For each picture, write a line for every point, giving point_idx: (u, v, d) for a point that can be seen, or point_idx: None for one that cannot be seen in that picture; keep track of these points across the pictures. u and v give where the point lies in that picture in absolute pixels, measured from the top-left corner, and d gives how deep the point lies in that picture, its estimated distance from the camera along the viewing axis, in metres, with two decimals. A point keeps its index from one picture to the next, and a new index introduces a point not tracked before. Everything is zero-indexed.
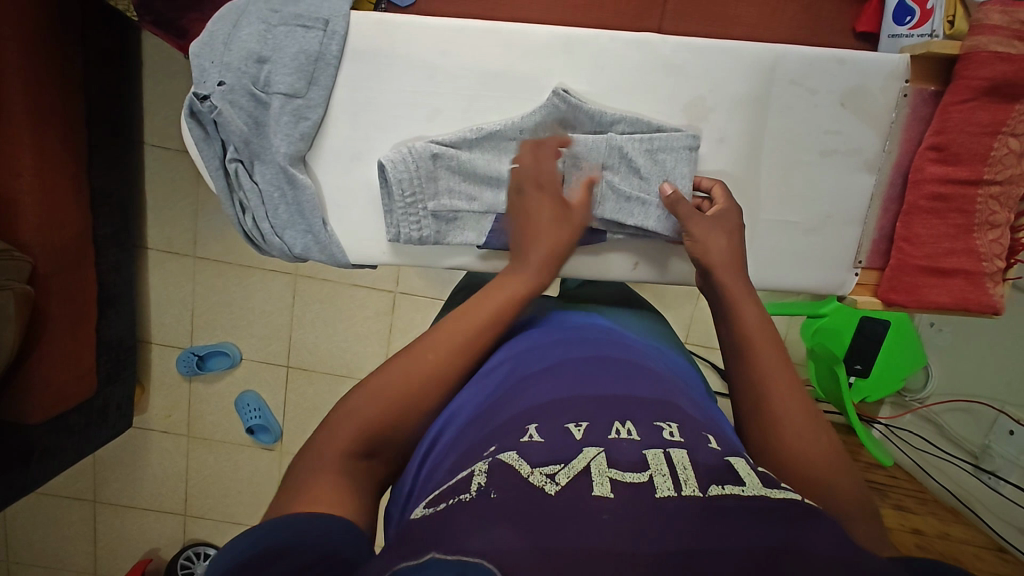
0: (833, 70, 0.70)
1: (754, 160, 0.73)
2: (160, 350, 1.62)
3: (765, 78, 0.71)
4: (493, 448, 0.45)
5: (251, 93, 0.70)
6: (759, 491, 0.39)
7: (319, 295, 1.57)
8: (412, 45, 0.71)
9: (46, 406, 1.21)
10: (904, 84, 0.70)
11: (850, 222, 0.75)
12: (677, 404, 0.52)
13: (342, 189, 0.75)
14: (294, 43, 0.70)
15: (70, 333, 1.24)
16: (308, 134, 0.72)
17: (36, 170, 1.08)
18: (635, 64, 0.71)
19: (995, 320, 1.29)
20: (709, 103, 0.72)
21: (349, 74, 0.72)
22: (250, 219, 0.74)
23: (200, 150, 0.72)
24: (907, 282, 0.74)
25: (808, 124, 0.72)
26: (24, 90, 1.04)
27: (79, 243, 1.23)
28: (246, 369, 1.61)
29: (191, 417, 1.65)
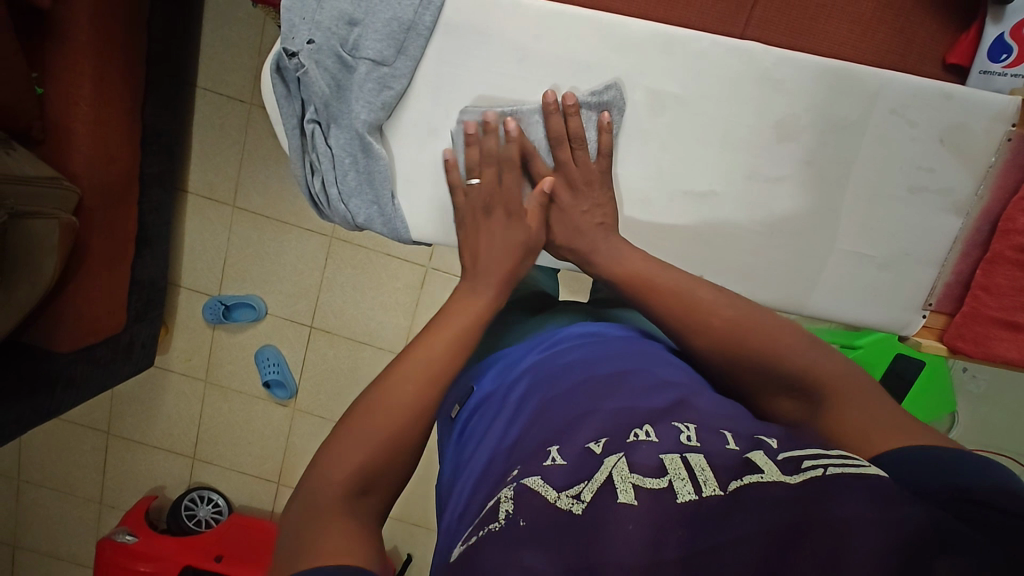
0: (938, 104, 0.67)
1: (839, 187, 0.71)
2: (188, 294, 1.63)
3: (865, 104, 0.68)
4: (519, 473, 0.47)
5: (339, 56, 0.68)
6: (777, 477, 0.42)
7: (352, 261, 1.56)
8: (504, 23, 0.69)
9: (76, 337, 1.23)
10: (1010, 127, 0.67)
11: (928, 263, 0.73)
12: (692, 403, 0.54)
13: (413, 163, 0.74)
14: (388, 8, 0.68)
15: (107, 267, 1.24)
16: (390, 104, 0.70)
17: (93, 101, 1.09)
18: (732, 71, 0.69)
19: None
20: (803, 122, 0.69)
21: (438, 46, 0.70)
22: (319, 181, 0.73)
23: (279, 106, 0.71)
24: (978, 332, 0.71)
25: (901, 158, 0.69)
26: (93, 21, 1.04)
27: (127, 179, 1.23)
28: (270, 324, 1.62)
29: (211, 363, 1.67)
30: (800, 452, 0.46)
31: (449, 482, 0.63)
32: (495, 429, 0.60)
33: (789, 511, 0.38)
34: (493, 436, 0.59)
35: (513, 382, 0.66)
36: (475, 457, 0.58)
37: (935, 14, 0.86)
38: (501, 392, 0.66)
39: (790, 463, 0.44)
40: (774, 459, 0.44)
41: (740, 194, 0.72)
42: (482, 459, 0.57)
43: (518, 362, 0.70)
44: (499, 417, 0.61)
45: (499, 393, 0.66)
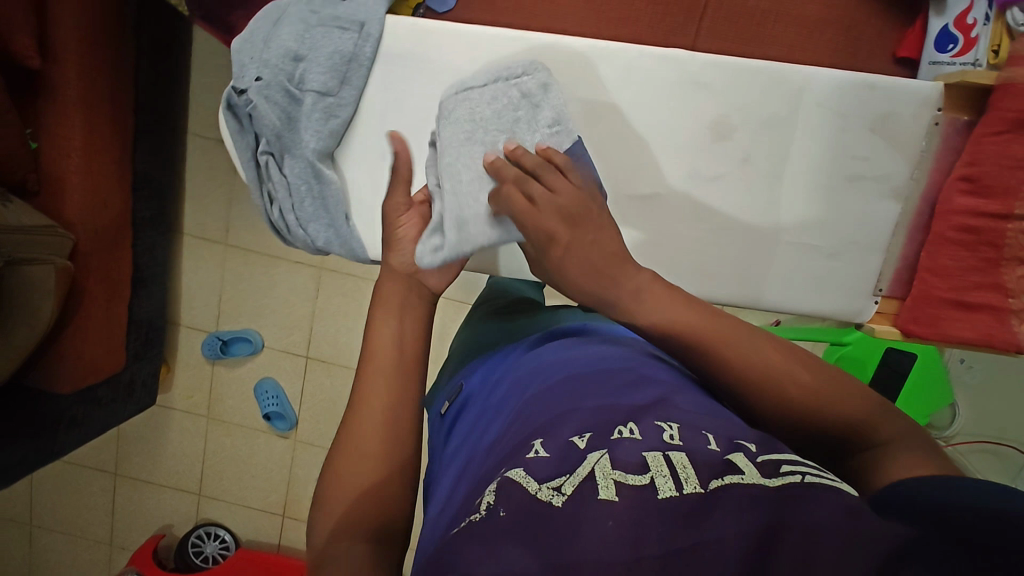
0: (863, 94, 0.69)
1: (778, 180, 0.72)
2: (187, 332, 1.68)
3: (793, 99, 0.70)
4: (503, 469, 0.48)
5: (286, 89, 0.72)
6: (756, 479, 0.43)
7: (342, 289, 1.61)
8: (440, 52, 0.73)
9: (76, 378, 1.26)
10: (937, 112, 0.69)
11: (874, 249, 0.74)
12: (673, 401, 0.54)
13: (366, 187, 0.77)
14: (330, 43, 0.72)
15: (104, 309, 1.29)
16: (338, 131, 0.74)
17: (84, 152, 1.15)
18: (660, 79, 0.72)
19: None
20: (733, 121, 0.71)
21: (381, 75, 0.74)
22: (277, 209, 0.76)
23: (234, 141, 0.75)
24: (928, 313, 0.72)
25: (836, 148, 0.71)
26: (80, 78, 1.11)
27: (119, 223, 1.28)
28: (267, 356, 1.66)
29: (212, 399, 1.70)
30: (780, 455, 0.48)
31: (434, 476, 0.66)
32: (480, 425, 0.62)
33: (774, 512, 0.39)
34: (480, 431, 0.61)
35: (501, 381, 0.69)
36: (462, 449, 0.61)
37: (879, 11, 0.89)
38: (489, 390, 0.69)
39: (768, 466, 0.46)
40: (753, 460, 0.45)
41: (682, 196, 0.74)
42: (467, 455, 0.58)
43: (505, 364, 0.73)
44: (487, 415, 0.63)
45: (486, 392, 0.69)
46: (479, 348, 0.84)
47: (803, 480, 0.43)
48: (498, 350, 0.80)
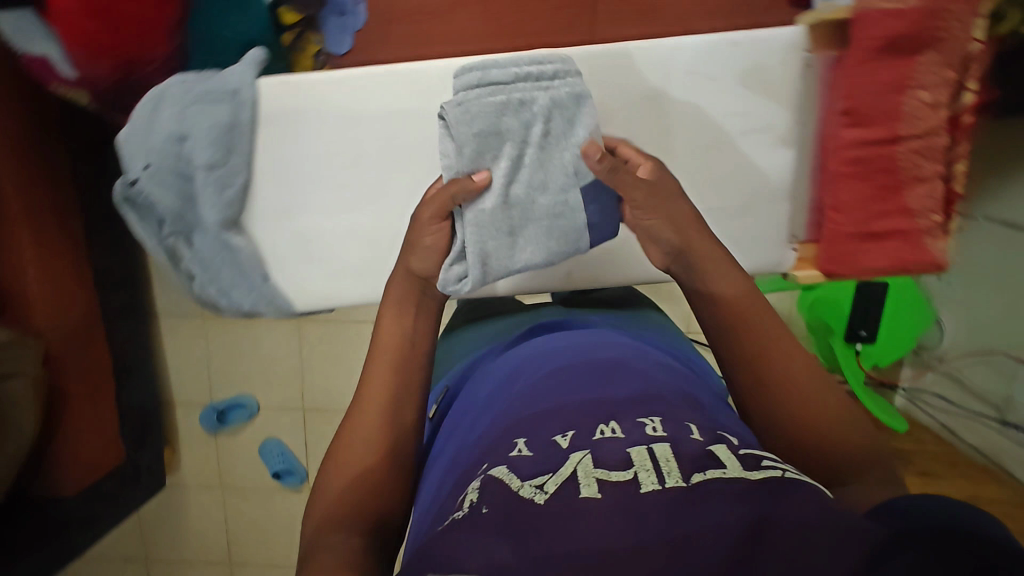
0: (728, 52, 0.80)
1: (671, 150, 0.83)
2: (184, 410, 1.71)
3: (664, 75, 0.81)
4: (486, 466, 0.54)
5: (177, 170, 0.78)
6: (738, 474, 0.47)
7: (322, 338, 1.63)
8: (314, 100, 0.78)
9: (78, 479, 1.31)
10: (803, 55, 0.80)
11: (777, 195, 0.86)
12: (652, 397, 0.60)
13: (275, 241, 0.82)
14: (206, 117, 0.76)
15: (91, 408, 1.32)
16: (235, 197, 0.79)
17: (37, 263, 1.18)
18: (519, 82, 0.77)
19: (991, 261, 1.25)
20: (616, 106, 0.81)
21: (263, 136, 0.79)
22: (200, 282, 0.83)
23: (143, 228, 0.81)
24: (845, 249, 0.86)
25: (716, 109, 0.82)
26: (19, 193, 1.14)
27: (88, 321, 1.31)
28: (266, 416, 1.69)
29: (222, 469, 1.73)
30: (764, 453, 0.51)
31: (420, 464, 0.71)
32: (468, 421, 0.67)
33: (755, 506, 0.42)
34: (466, 429, 0.66)
35: (484, 382, 0.74)
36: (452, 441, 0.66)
37: None
38: (473, 391, 0.74)
39: (750, 461, 0.49)
40: (734, 454, 0.49)
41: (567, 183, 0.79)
42: (453, 451, 0.64)
43: (488, 368, 0.78)
44: (472, 414, 0.69)
45: (470, 393, 0.75)
46: (452, 349, 0.90)
47: (782, 477, 0.46)
48: (478, 351, 0.86)
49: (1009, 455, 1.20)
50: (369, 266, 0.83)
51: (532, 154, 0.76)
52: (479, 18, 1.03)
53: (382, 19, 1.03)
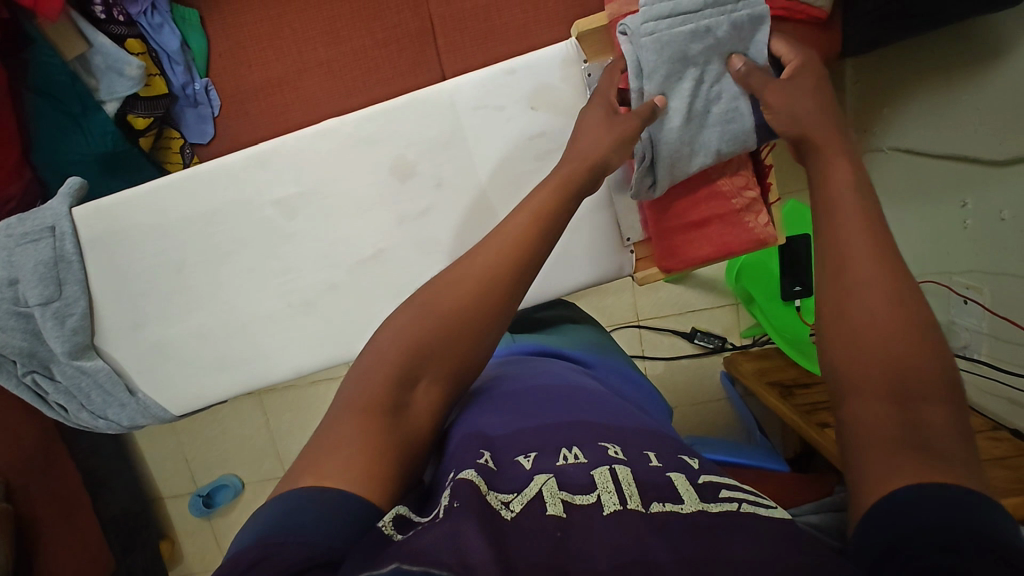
0: (507, 80, 0.73)
1: (477, 190, 0.76)
2: (173, 501, 1.73)
3: (450, 114, 0.74)
4: (452, 471, 0.46)
5: (15, 312, 0.75)
6: (696, 507, 0.42)
7: (286, 404, 1.65)
8: (132, 214, 0.75)
9: None
10: (583, 65, 0.74)
11: (596, 209, 0.84)
12: (615, 424, 0.56)
13: (134, 359, 0.80)
14: (29, 257, 0.73)
15: (64, 526, 1.35)
16: (82, 326, 0.77)
17: None
18: (330, 151, 0.74)
19: (911, 190, 1.22)
20: (409, 158, 0.75)
21: (93, 260, 0.76)
22: (70, 410, 0.83)
23: None
24: (671, 244, 0.83)
25: (513, 137, 0.75)
26: None
27: (44, 445, 1.32)
28: (252, 491, 1.70)
29: (223, 551, 1.75)
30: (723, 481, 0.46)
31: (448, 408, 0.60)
32: (484, 409, 0.57)
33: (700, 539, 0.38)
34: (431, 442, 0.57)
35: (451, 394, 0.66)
36: (461, 421, 0.56)
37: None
38: None
39: (710, 488, 0.45)
40: (694, 484, 0.44)
41: (404, 239, 0.77)
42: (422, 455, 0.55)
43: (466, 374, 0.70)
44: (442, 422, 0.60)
45: None
46: None
47: (737, 510, 0.42)
48: None
49: (967, 381, 1.14)
50: (230, 364, 0.81)
51: (711, 80, 0.70)
52: (326, 78, 1.04)
53: (236, 99, 1.05)
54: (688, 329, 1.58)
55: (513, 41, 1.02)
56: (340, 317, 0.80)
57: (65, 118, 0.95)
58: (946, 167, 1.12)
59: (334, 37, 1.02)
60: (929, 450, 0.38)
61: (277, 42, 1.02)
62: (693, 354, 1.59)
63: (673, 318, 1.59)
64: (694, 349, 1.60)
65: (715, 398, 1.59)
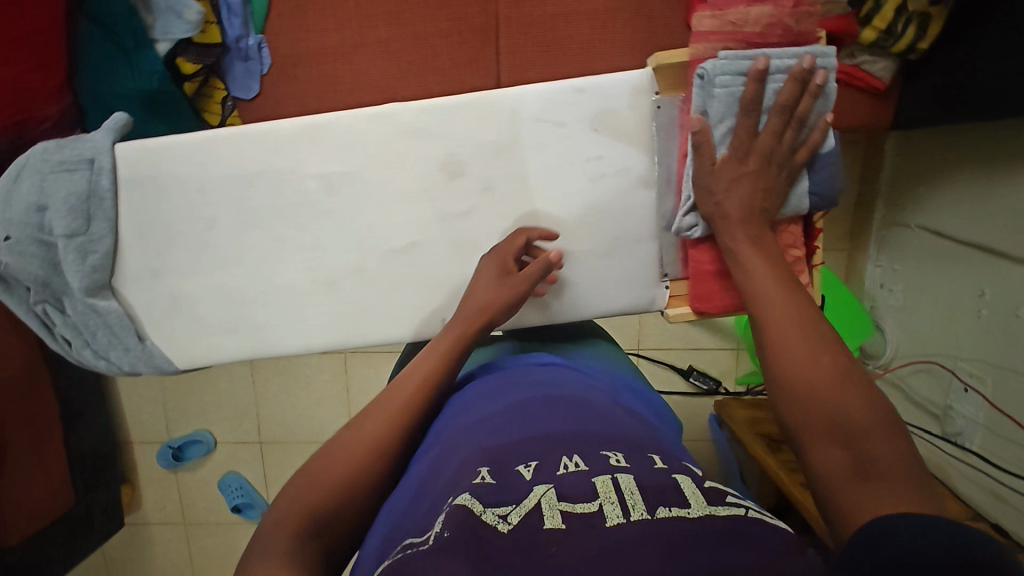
0: (573, 98, 0.72)
1: (526, 200, 0.75)
2: (142, 447, 1.71)
3: (512, 121, 0.73)
4: (449, 495, 0.48)
5: (38, 240, 0.73)
6: (702, 511, 0.43)
7: (275, 370, 1.64)
8: (173, 162, 0.74)
9: (22, 527, 1.31)
10: (655, 97, 0.72)
11: (641, 238, 0.78)
12: (622, 433, 0.57)
13: (149, 305, 0.79)
14: (62, 186, 0.72)
15: (33, 454, 1.33)
16: (102, 265, 0.76)
17: None
18: (381, 136, 0.73)
19: (932, 268, 1.24)
20: (462, 156, 0.74)
21: (127, 200, 0.75)
22: (73, 347, 0.81)
23: (7, 298, 0.77)
24: (705, 289, 0.75)
25: (572, 154, 0.74)
26: None
27: (28, 370, 1.30)
28: (224, 451, 1.69)
29: (184, 505, 1.73)
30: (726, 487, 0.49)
31: (434, 439, 0.62)
32: (482, 427, 0.58)
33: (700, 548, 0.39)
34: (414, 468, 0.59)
35: (447, 410, 0.67)
36: (457, 441, 0.57)
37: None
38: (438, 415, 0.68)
39: (715, 493, 0.46)
40: (700, 489, 0.46)
41: (443, 235, 0.77)
42: (413, 479, 0.56)
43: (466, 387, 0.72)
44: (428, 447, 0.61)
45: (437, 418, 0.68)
46: None
47: (746, 515, 0.43)
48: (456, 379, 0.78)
49: (955, 467, 1.15)
50: (244, 326, 0.80)
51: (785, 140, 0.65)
52: (383, 56, 1.04)
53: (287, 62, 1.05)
54: (685, 367, 1.59)
55: (571, 59, 1.03)
56: (363, 301, 0.79)
57: (115, 50, 0.93)
58: (967, 254, 1.14)
59: (396, 18, 1.02)
60: (872, 474, 0.45)
61: (342, 15, 1.02)
62: (686, 392, 1.59)
63: (673, 353, 1.59)
64: (687, 388, 1.60)
65: (699, 438, 1.60)
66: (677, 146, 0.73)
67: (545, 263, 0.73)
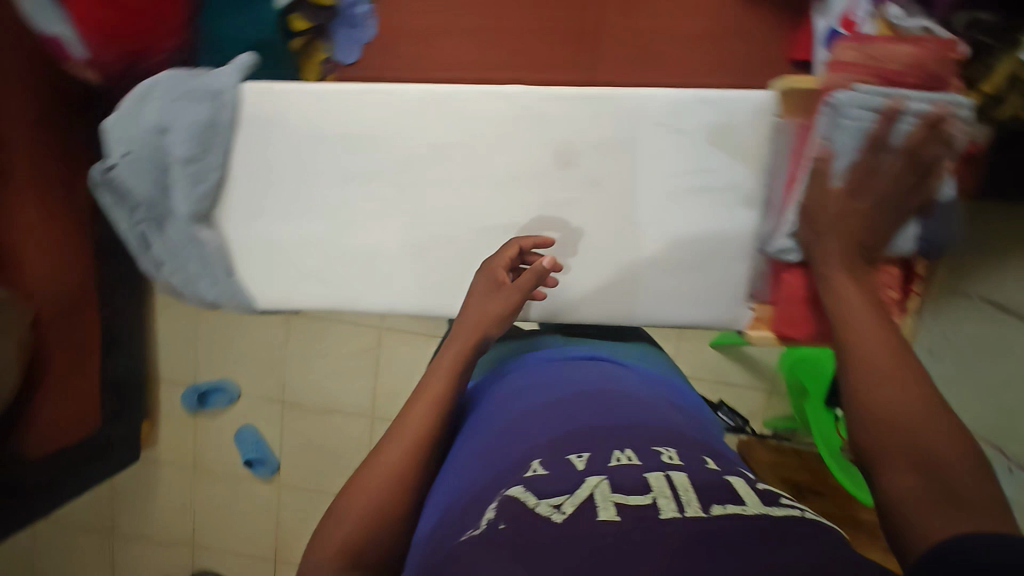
0: (700, 107, 0.72)
1: (629, 204, 0.77)
2: (166, 386, 1.74)
3: (635, 121, 0.73)
4: (504, 487, 0.54)
5: (153, 161, 0.76)
6: (755, 510, 0.46)
7: (310, 332, 1.66)
8: (292, 107, 0.76)
9: (49, 443, 1.33)
10: (776, 118, 0.72)
11: (733, 258, 0.79)
12: (669, 433, 0.61)
13: (244, 243, 0.83)
14: (189, 113, 0.74)
15: (71, 374, 1.35)
16: (209, 195, 0.78)
17: (38, 229, 1.19)
18: (499, 114, 0.75)
19: (981, 343, 1.18)
20: (577, 147, 0.75)
21: (243, 138, 0.77)
22: (163, 270, 0.84)
23: (113, 212, 0.80)
24: (796, 315, 0.77)
25: (684, 164, 0.74)
26: (32, 159, 1.16)
27: (78, 292, 1.33)
28: (245, 404, 1.71)
29: (197, 450, 1.75)
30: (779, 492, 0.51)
31: (483, 433, 0.67)
32: (532, 423, 0.64)
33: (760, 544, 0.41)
34: (466, 456, 0.64)
35: (494, 405, 0.72)
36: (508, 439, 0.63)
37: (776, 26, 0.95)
38: (488, 406, 0.73)
39: (766, 495, 0.49)
40: (754, 490, 0.49)
41: (541, 222, 0.79)
42: (462, 471, 0.62)
43: (519, 379, 0.77)
44: (481, 435, 0.67)
45: (487, 409, 0.73)
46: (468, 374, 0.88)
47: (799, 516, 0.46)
48: (498, 372, 0.83)
49: None
50: (331, 279, 0.84)
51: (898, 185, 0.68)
52: (483, 44, 1.07)
53: (391, 35, 1.08)
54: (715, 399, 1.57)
55: (664, 73, 1.04)
56: (445, 272, 0.82)
57: None
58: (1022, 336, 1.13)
59: (504, 10, 1.05)
60: (954, 499, 0.45)
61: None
62: None
63: (704, 383, 1.58)
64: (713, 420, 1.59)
65: None
66: (786, 171, 0.74)
67: (537, 271, 0.75)
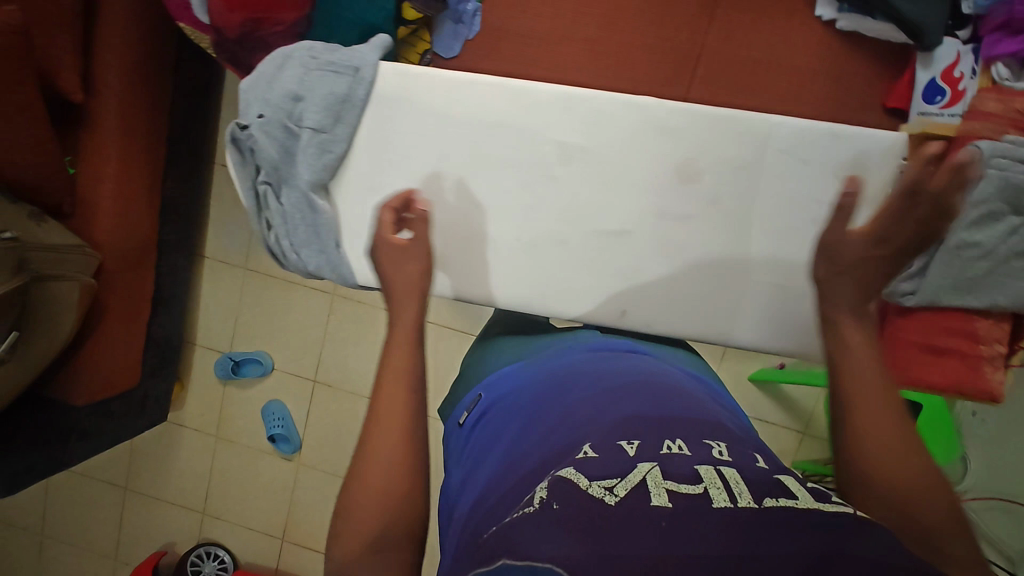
0: (829, 142, 0.76)
1: (747, 223, 0.79)
2: (202, 351, 1.75)
3: (759, 146, 0.77)
4: (554, 468, 0.47)
5: (285, 126, 0.82)
6: (811, 505, 0.40)
7: (352, 314, 1.66)
8: (423, 92, 0.81)
9: (93, 391, 1.34)
10: (902, 162, 0.76)
11: None
12: (726, 429, 0.54)
13: (354, 215, 0.86)
14: (326, 86, 0.81)
15: (123, 325, 1.36)
16: (330, 166, 0.83)
17: (117, 179, 1.22)
18: (633, 125, 0.79)
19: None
20: (700, 164, 0.78)
21: (372, 114, 0.83)
22: (273, 235, 0.87)
23: (238, 172, 0.86)
24: (902, 357, 0.84)
25: (802, 192, 0.78)
26: (121, 109, 1.19)
27: (143, 247, 1.35)
28: (276, 378, 1.71)
29: (222, 418, 1.75)
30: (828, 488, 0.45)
31: (518, 422, 0.61)
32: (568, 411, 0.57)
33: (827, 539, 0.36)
34: (499, 447, 0.59)
35: (516, 395, 0.67)
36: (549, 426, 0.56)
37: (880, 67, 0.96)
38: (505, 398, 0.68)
39: (822, 493, 0.43)
40: (806, 486, 0.43)
41: (653, 231, 0.81)
42: (493, 464, 0.56)
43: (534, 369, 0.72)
44: (511, 426, 0.61)
45: (502, 402, 0.68)
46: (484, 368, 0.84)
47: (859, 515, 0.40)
48: (511, 366, 0.78)
49: None
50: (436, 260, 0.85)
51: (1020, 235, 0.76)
52: (582, 54, 1.08)
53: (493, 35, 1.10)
54: None
55: (755, 105, 1.06)
56: (553, 269, 0.83)
57: None
58: None
59: (607, 22, 1.07)
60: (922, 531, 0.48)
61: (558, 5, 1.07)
62: None
63: None
64: None
65: None
66: None
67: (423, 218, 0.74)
